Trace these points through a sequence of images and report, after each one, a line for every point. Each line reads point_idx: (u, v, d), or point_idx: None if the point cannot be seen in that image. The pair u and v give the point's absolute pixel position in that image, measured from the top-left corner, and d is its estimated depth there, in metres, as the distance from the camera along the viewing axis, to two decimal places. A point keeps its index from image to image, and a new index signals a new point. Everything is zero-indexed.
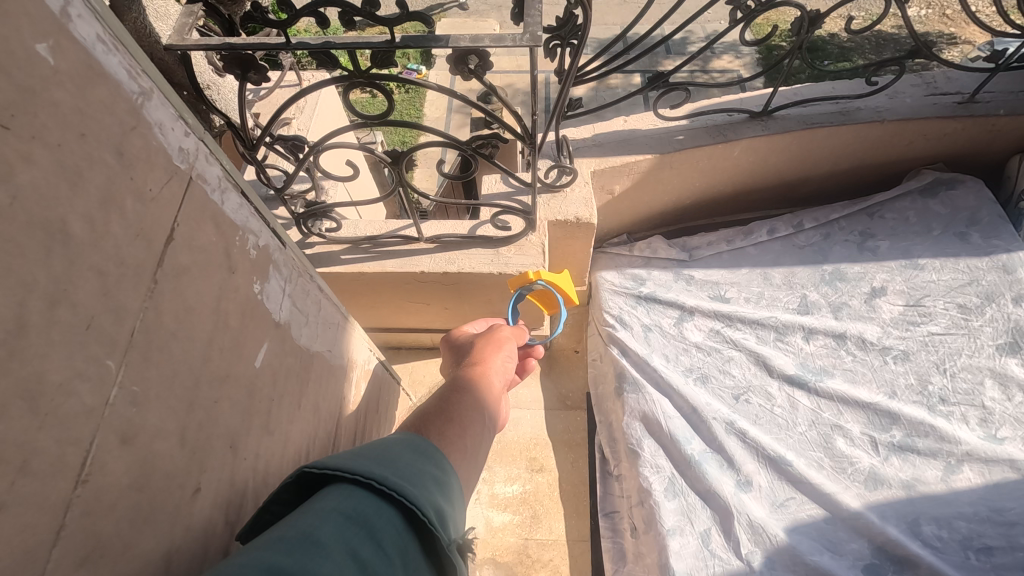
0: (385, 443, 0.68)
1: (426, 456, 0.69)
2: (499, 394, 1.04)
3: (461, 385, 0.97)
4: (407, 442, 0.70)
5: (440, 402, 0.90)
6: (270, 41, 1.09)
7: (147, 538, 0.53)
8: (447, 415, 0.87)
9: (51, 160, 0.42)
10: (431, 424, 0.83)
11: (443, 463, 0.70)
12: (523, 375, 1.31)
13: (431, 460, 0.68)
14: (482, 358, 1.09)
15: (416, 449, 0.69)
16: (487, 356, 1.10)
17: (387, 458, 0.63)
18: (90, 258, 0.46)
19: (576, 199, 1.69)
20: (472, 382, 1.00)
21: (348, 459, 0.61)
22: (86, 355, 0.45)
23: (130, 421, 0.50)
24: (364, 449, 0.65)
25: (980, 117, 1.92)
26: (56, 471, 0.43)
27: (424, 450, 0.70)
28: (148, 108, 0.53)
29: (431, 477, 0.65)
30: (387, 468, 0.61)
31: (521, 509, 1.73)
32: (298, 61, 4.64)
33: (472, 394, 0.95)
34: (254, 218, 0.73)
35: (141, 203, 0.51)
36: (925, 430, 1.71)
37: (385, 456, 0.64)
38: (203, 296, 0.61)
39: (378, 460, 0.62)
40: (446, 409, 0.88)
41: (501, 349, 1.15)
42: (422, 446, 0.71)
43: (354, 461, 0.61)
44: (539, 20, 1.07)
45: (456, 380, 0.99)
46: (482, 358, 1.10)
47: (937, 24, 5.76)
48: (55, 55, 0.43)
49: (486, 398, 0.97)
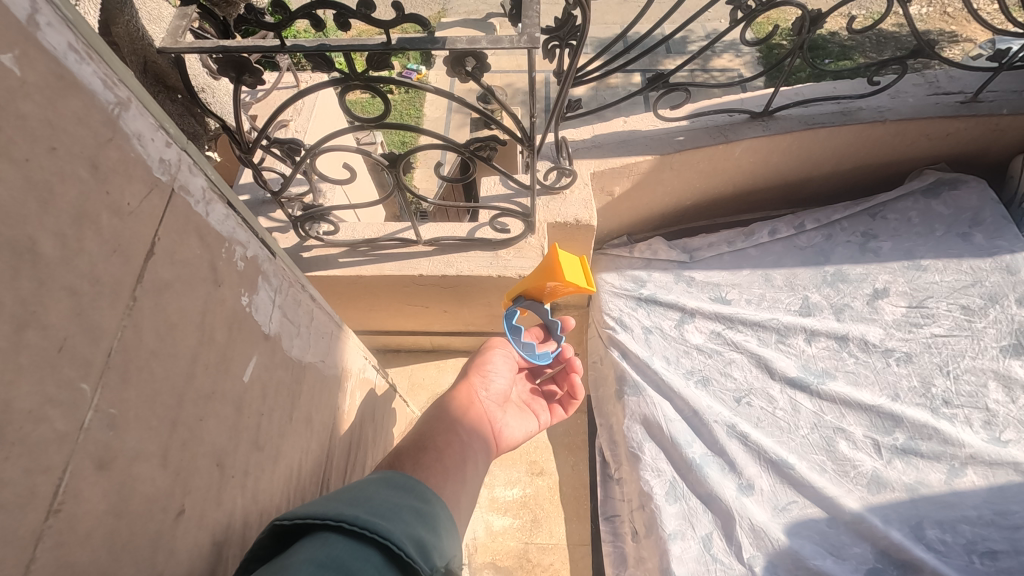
0: (359, 482, 0.67)
1: (403, 488, 0.68)
2: (483, 413, 1.07)
3: (439, 411, 1.00)
4: (383, 477, 0.70)
5: (418, 431, 0.92)
6: (263, 45, 1.06)
7: (126, 565, 0.51)
8: (423, 442, 0.88)
9: (18, 176, 0.40)
10: (407, 454, 0.84)
11: (421, 490, 0.70)
12: (576, 397, 1.29)
13: (408, 491, 0.68)
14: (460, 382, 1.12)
15: (391, 483, 0.69)
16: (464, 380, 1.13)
17: (360, 498, 0.62)
18: (62, 278, 0.44)
19: (576, 201, 1.67)
20: (452, 407, 1.02)
21: (319, 504, 0.60)
22: (57, 380, 0.43)
23: (107, 444, 0.49)
24: (337, 491, 0.64)
25: (982, 116, 1.89)
26: (24, 502, 0.41)
27: (401, 482, 0.70)
28: (126, 118, 0.51)
29: (409, 509, 0.64)
30: (360, 508, 0.60)
31: (522, 513, 1.72)
32: (298, 64, 4.68)
33: (450, 419, 0.98)
34: (242, 228, 0.71)
35: (118, 218, 0.49)
36: (928, 432, 1.68)
37: (360, 496, 0.63)
38: (186, 312, 0.59)
39: (351, 501, 0.61)
40: (422, 437, 0.90)
41: (486, 370, 1.18)
42: (398, 479, 0.70)
43: (326, 505, 0.59)
44: (538, 21, 1.05)
45: (434, 408, 1.02)
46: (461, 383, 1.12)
47: (938, 21, 5.72)
48: (22, 65, 0.41)
49: (465, 421, 0.99)
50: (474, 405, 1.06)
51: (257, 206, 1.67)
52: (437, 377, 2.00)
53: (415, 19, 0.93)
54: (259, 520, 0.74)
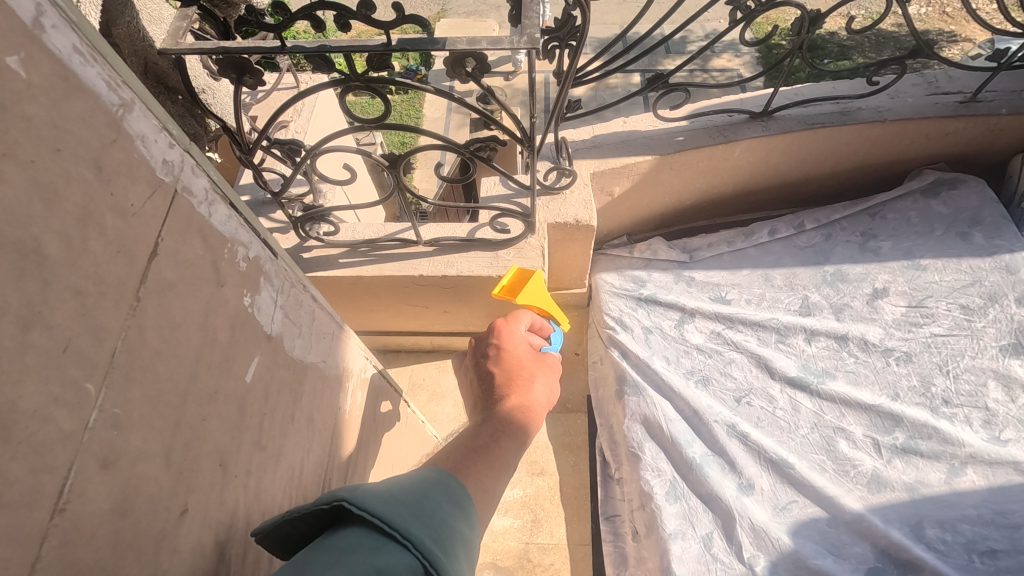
0: (424, 489, 0.66)
1: (459, 507, 0.68)
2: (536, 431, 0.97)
3: (503, 421, 0.90)
4: (444, 491, 0.69)
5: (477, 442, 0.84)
6: (263, 45, 1.06)
7: (131, 564, 0.51)
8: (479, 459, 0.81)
9: (24, 177, 0.40)
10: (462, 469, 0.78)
11: (473, 516, 0.69)
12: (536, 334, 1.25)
13: (464, 514, 0.67)
14: (515, 377, 0.99)
15: (450, 498, 0.68)
16: (518, 373, 0.99)
17: (423, 511, 0.62)
18: (67, 278, 0.44)
19: (576, 201, 1.67)
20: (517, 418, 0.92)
21: (387, 504, 0.59)
22: (62, 379, 0.44)
23: (111, 444, 0.49)
24: (403, 492, 0.63)
25: (982, 116, 1.90)
26: (31, 501, 0.41)
27: (459, 499, 0.69)
28: (130, 120, 0.51)
29: (463, 537, 0.63)
30: (424, 527, 0.60)
31: (522, 513, 1.77)
32: (296, 65, 4.72)
33: (507, 423, 0.90)
34: (244, 229, 0.71)
35: (122, 219, 0.49)
36: (928, 432, 1.68)
37: (422, 507, 0.63)
38: (190, 312, 0.59)
39: (416, 512, 0.61)
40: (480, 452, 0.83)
41: (553, 382, 1.04)
42: (456, 494, 0.70)
43: (393, 510, 0.59)
44: (537, 22, 1.05)
45: (484, 412, 0.93)
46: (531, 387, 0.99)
47: (937, 21, 5.72)
48: (28, 67, 0.41)
49: (523, 424, 0.91)
50: (537, 406, 0.96)
51: (258, 206, 1.68)
52: (437, 377, 2.03)
53: (415, 21, 0.93)
54: (260, 520, 0.74)
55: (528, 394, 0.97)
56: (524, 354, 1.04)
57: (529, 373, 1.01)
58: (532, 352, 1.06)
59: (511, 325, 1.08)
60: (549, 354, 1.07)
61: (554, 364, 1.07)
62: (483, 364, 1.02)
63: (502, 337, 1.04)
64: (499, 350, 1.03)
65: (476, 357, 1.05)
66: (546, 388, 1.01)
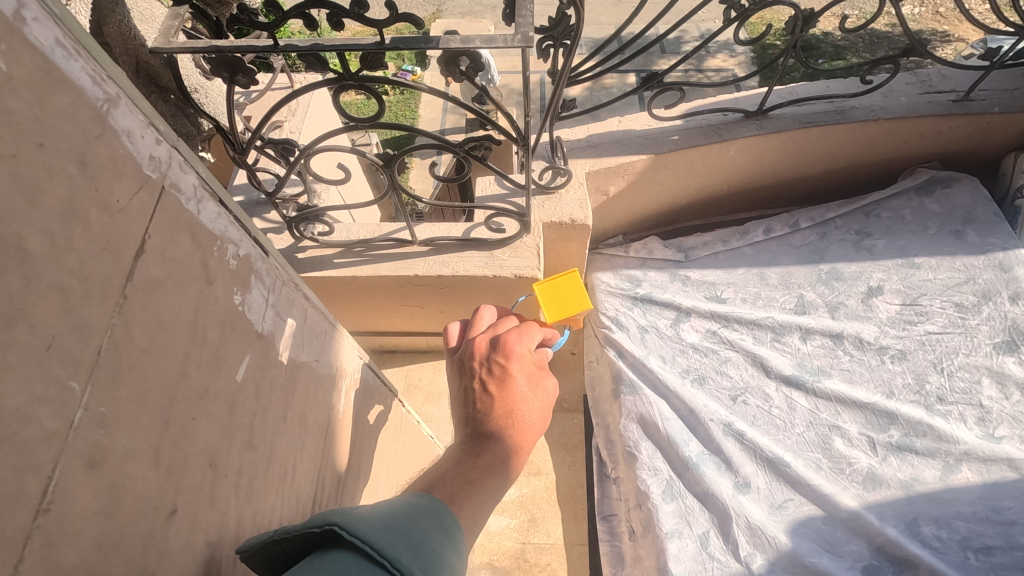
0: (416, 514, 0.65)
1: (448, 534, 0.66)
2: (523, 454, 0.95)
3: (494, 450, 0.88)
4: (436, 515, 0.67)
5: (466, 472, 0.81)
6: (256, 43, 1.05)
7: (118, 565, 0.51)
8: (470, 489, 0.79)
9: (5, 171, 0.40)
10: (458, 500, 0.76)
11: (462, 545, 0.67)
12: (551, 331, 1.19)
13: (453, 542, 0.65)
14: (512, 406, 0.94)
15: (439, 524, 0.66)
16: (516, 403, 0.94)
17: (414, 539, 0.61)
18: (50, 275, 0.43)
19: (571, 201, 1.66)
20: (507, 449, 0.89)
21: (380, 528, 0.58)
22: (46, 376, 0.43)
23: (97, 443, 0.48)
24: (394, 517, 0.62)
25: (975, 114, 1.91)
26: (15, 500, 0.41)
27: (448, 526, 0.67)
28: (115, 115, 0.50)
29: (453, 568, 0.61)
30: (415, 558, 0.58)
31: (519, 513, 1.85)
32: (291, 65, 4.75)
33: (496, 451, 0.88)
34: (234, 227, 0.71)
35: (108, 215, 0.49)
36: (922, 429, 1.69)
37: (413, 534, 0.61)
38: (178, 309, 0.59)
39: (406, 540, 0.60)
40: (471, 481, 0.80)
41: (548, 408, 0.99)
42: (447, 521, 0.68)
43: (385, 536, 0.58)
44: (532, 20, 1.04)
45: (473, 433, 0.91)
46: (524, 413, 0.94)
47: (930, 21, 5.74)
48: (9, 61, 0.41)
49: (513, 459, 0.88)
50: (528, 440, 0.93)
51: (252, 207, 1.67)
52: (433, 378, 2.03)
53: (409, 19, 0.92)
54: (251, 521, 0.74)
55: (522, 423, 0.93)
56: (528, 380, 0.98)
57: (528, 401, 0.96)
58: (537, 373, 1.00)
59: (521, 340, 1.01)
60: (550, 378, 1.00)
61: (555, 390, 1.01)
62: (484, 382, 0.97)
63: (511, 358, 0.97)
64: (504, 371, 0.97)
65: (478, 369, 0.99)
66: (540, 418, 0.97)
